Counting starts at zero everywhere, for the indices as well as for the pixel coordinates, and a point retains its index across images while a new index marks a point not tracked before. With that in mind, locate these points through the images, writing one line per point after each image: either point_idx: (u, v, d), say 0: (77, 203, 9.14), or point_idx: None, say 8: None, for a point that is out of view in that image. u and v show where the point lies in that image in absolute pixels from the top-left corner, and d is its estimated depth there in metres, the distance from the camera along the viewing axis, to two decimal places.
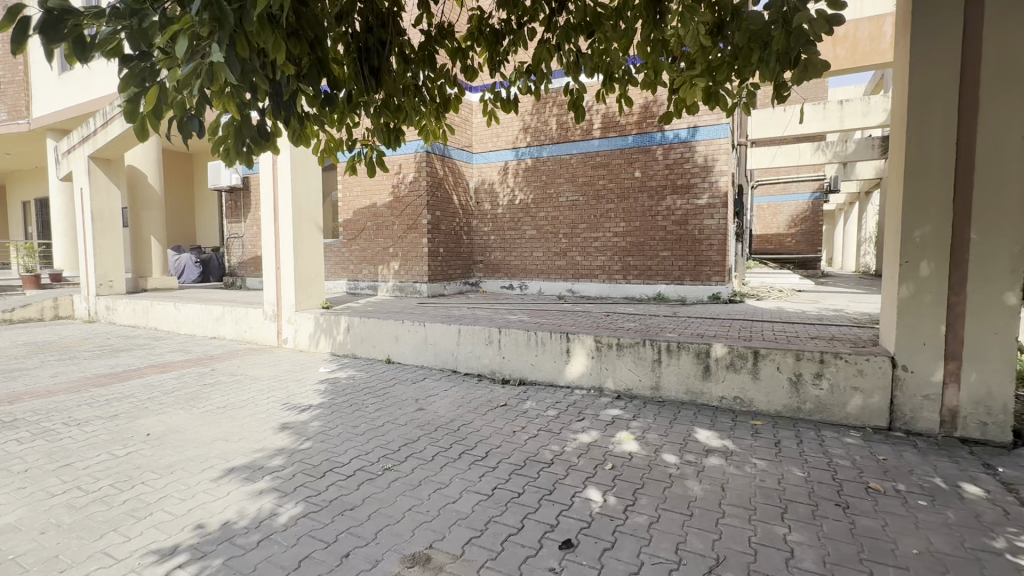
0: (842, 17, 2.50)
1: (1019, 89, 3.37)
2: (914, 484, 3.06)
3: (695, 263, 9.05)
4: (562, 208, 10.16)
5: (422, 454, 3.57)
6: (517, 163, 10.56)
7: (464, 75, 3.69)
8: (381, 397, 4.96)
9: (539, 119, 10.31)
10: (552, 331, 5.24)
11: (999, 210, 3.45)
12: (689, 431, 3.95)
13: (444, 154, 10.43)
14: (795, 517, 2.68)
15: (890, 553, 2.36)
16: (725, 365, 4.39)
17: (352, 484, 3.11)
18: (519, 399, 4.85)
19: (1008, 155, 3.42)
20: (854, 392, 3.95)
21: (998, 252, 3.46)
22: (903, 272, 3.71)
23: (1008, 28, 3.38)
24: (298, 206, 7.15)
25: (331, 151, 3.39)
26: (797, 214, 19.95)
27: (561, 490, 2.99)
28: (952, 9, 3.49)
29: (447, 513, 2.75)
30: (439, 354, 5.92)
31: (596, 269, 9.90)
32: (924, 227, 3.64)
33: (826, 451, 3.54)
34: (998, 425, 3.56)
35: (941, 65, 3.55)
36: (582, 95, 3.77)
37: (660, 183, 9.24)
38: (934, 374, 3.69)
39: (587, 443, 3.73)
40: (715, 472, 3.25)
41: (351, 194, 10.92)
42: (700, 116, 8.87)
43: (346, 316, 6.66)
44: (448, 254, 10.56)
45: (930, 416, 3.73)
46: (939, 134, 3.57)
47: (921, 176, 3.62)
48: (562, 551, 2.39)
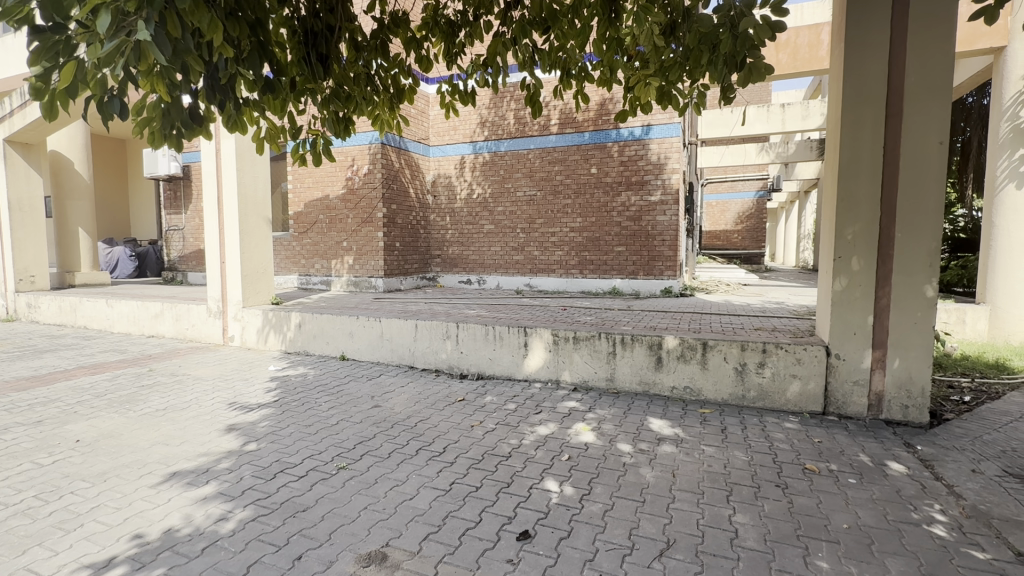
0: (785, 24, 2.63)
1: (938, 98, 3.66)
2: (845, 463, 3.29)
3: (648, 258, 9.33)
4: (520, 202, 10.20)
5: (378, 452, 3.50)
6: (475, 157, 10.51)
7: (420, 66, 3.61)
8: (335, 395, 4.83)
9: (497, 113, 10.27)
10: (510, 325, 5.25)
11: (918, 209, 3.74)
12: (642, 421, 4.08)
13: (399, 146, 10.20)
14: (739, 499, 2.83)
15: (824, 529, 2.53)
16: (676, 356, 4.55)
17: (305, 485, 3.02)
18: (478, 393, 4.85)
19: (927, 158, 3.71)
20: (793, 378, 4.20)
21: (919, 247, 3.75)
22: (836, 268, 3.97)
23: (931, 40, 3.64)
24: (244, 197, 6.81)
25: (273, 139, 3.16)
26: (743, 212, 20.95)
27: (518, 482, 3.02)
28: (880, 21, 3.75)
29: (404, 510, 2.72)
30: (396, 349, 5.83)
31: (555, 264, 10.00)
32: (854, 225, 3.90)
33: (768, 436, 3.75)
34: (917, 407, 3.88)
35: (871, 74, 3.80)
36: (539, 91, 3.75)
37: (616, 179, 9.44)
38: (863, 361, 3.98)
39: (544, 436, 3.77)
40: (667, 459, 3.38)
41: (302, 185, 10.53)
42: (653, 115, 9.11)
43: (297, 312, 6.42)
44: (405, 248, 10.39)
45: (859, 400, 4.02)
46: (868, 138, 3.84)
47: (851, 176, 3.88)
48: (519, 542, 2.42)
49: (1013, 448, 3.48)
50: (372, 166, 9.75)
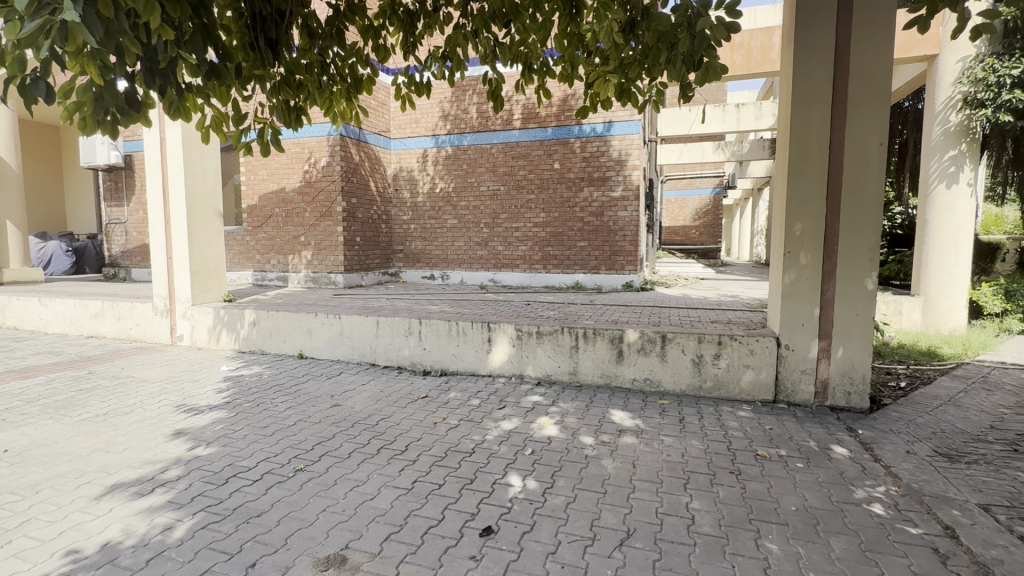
0: (739, 25, 2.70)
1: (878, 100, 3.87)
2: (794, 449, 3.46)
3: (609, 253, 9.49)
4: (483, 197, 10.14)
5: (338, 452, 3.42)
6: (437, 151, 10.37)
7: (378, 56, 3.51)
8: (292, 395, 4.67)
9: (459, 107, 10.16)
10: (473, 320, 5.22)
11: (860, 206, 3.95)
12: (604, 413, 4.15)
13: (359, 138, 9.93)
14: (696, 486, 2.93)
15: (774, 512, 2.65)
16: (636, 349, 4.65)
17: (259, 489, 2.90)
18: (441, 390, 4.81)
19: (867, 158, 3.92)
20: (747, 368, 4.36)
21: (860, 242, 3.96)
22: (786, 262, 4.13)
23: (872, 45, 3.84)
24: (192, 189, 6.46)
25: (218, 128, 2.98)
26: (701, 208, 21.66)
27: (482, 478, 3.01)
28: (826, 26, 3.92)
29: (364, 511, 2.66)
30: (356, 347, 5.70)
31: (518, 259, 10.02)
32: (803, 221, 4.07)
33: (723, 424, 3.89)
34: (858, 393, 4.12)
35: (818, 76, 3.97)
36: (500, 85, 3.71)
37: (578, 175, 9.53)
38: (810, 351, 4.18)
39: (508, 431, 3.78)
40: (627, 450, 3.45)
41: (256, 177, 10.11)
42: (614, 112, 9.22)
43: (251, 309, 6.17)
44: (366, 243, 10.16)
45: (807, 388, 4.23)
46: (815, 137, 4.01)
47: (799, 174, 4.05)
48: (482, 539, 2.41)
49: (942, 429, 3.75)
50: (331, 158, 9.46)
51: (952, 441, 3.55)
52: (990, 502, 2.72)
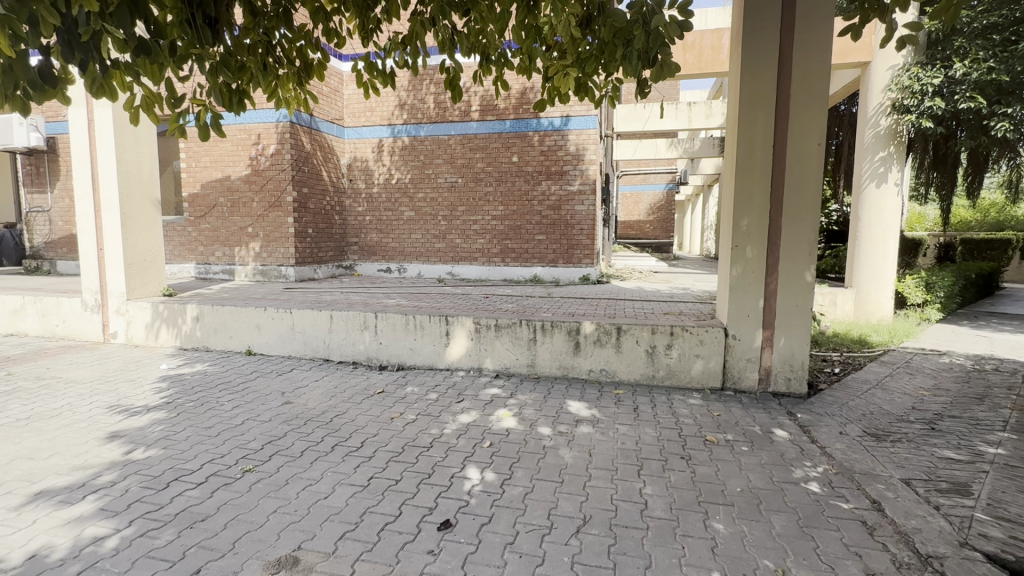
0: (691, 25, 2.76)
1: (817, 102, 4.08)
2: (739, 433, 3.64)
3: (567, 246, 9.60)
4: (441, 189, 10.01)
5: (289, 451, 3.30)
6: (393, 141, 10.14)
7: (329, 40, 3.38)
8: (240, 393, 4.47)
9: (416, 96, 9.96)
10: (431, 313, 5.15)
11: (801, 203, 4.17)
12: (561, 404, 4.21)
13: (311, 125, 9.55)
14: (649, 472, 3.03)
15: (721, 494, 2.78)
16: (593, 341, 4.74)
17: (204, 492, 2.76)
18: (398, 384, 4.73)
19: (808, 157, 4.14)
20: (697, 358, 4.54)
21: (801, 237, 4.19)
22: (734, 256, 4.32)
23: (813, 50, 4.04)
24: (124, 176, 6.02)
25: (149, 109, 2.75)
26: (655, 203, 22.32)
27: (440, 472, 2.99)
28: (771, 29, 4.08)
29: (317, 510, 2.59)
30: (309, 342, 5.51)
31: (477, 252, 9.98)
32: (749, 216, 4.26)
33: (675, 412, 4.03)
34: (798, 379, 4.37)
35: (763, 77, 4.14)
36: (457, 74, 3.65)
37: (536, 168, 9.56)
38: (755, 340, 4.40)
39: (466, 424, 3.77)
40: (584, 439, 3.52)
41: (198, 164, 9.54)
42: (572, 106, 9.30)
43: (193, 304, 5.84)
44: (318, 235, 9.82)
45: (752, 376, 4.45)
46: (760, 137, 4.20)
47: (746, 171, 4.23)
48: (440, 532, 2.40)
49: (871, 411, 4.04)
50: (280, 146, 9.06)
51: (879, 422, 3.83)
52: (911, 476, 2.96)
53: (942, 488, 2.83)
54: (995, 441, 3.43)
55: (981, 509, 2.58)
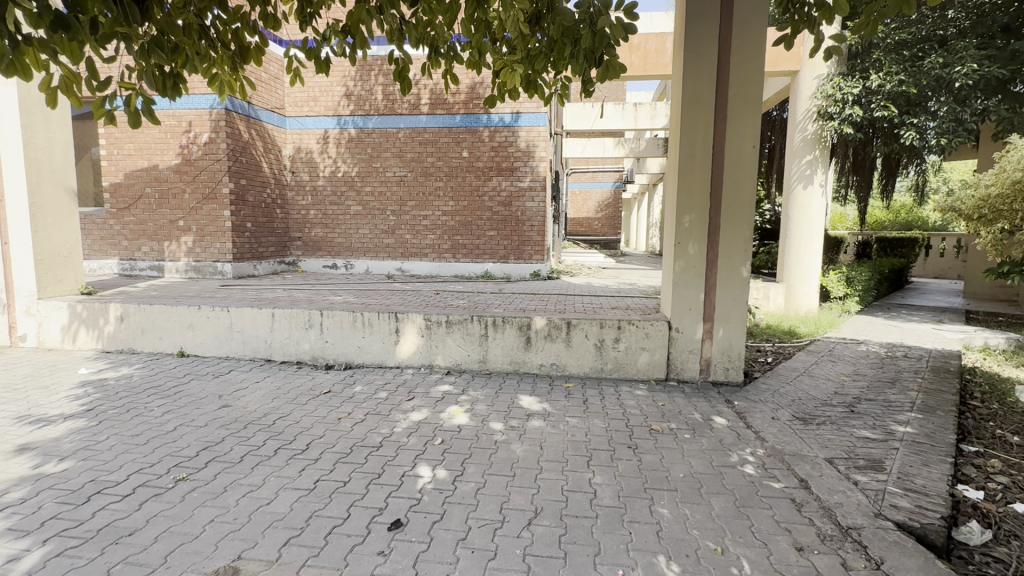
0: (636, 27, 2.84)
1: (752, 107, 4.32)
2: (682, 422, 3.80)
3: (518, 243, 9.66)
4: (389, 183, 9.78)
5: (228, 456, 3.13)
6: (339, 132, 9.79)
7: (268, 24, 3.20)
8: (171, 397, 4.18)
9: (364, 87, 9.66)
10: (380, 311, 5.03)
11: (738, 202, 4.41)
12: (513, 399, 4.24)
13: (249, 113, 9.03)
14: (598, 462, 3.11)
15: (665, 480, 2.90)
16: (543, 336, 4.80)
17: (130, 505, 2.57)
18: (346, 384, 4.59)
19: (743, 158, 4.37)
20: (643, 350, 4.70)
21: (738, 234, 4.42)
22: (677, 252, 4.51)
23: (747, 57, 4.27)
24: (33, 164, 5.46)
25: (69, 91, 2.49)
26: (603, 201, 22.89)
27: (390, 471, 2.94)
28: (710, 35, 4.27)
29: (259, 517, 2.47)
30: (249, 342, 5.24)
31: (427, 248, 9.83)
32: (690, 214, 4.45)
33: (622, 404, 4.16)
34: (735, 368, 4.62)
35: (703, 80, 4.32)
36: (407, 66, 3.57)
37: (486, 164, 9.53)
38: (696, 333, 4.61)
39: (417, 422, 3.72)
40: (535, 433, 3.57)
41: (120, 152, 8.81)
42: (522, 103, 9.34)
43: (116, 303, 5.40)
44: (258, 230, 9.34)
45: (693, 366, 4.66)
46: (701, 138, 4.39)
47: (688, 171, 4.41)
48: (390, 532, 2.36)
49: (799, 397, 4.35)
50: (215, 134, 8.52)
51: (806, 406, 4.13)
52: (834, 456, 3.22)
53: (859, 464, 3.09)
54: (903, 420, 3.78)
55: (893, 482, 2.84)
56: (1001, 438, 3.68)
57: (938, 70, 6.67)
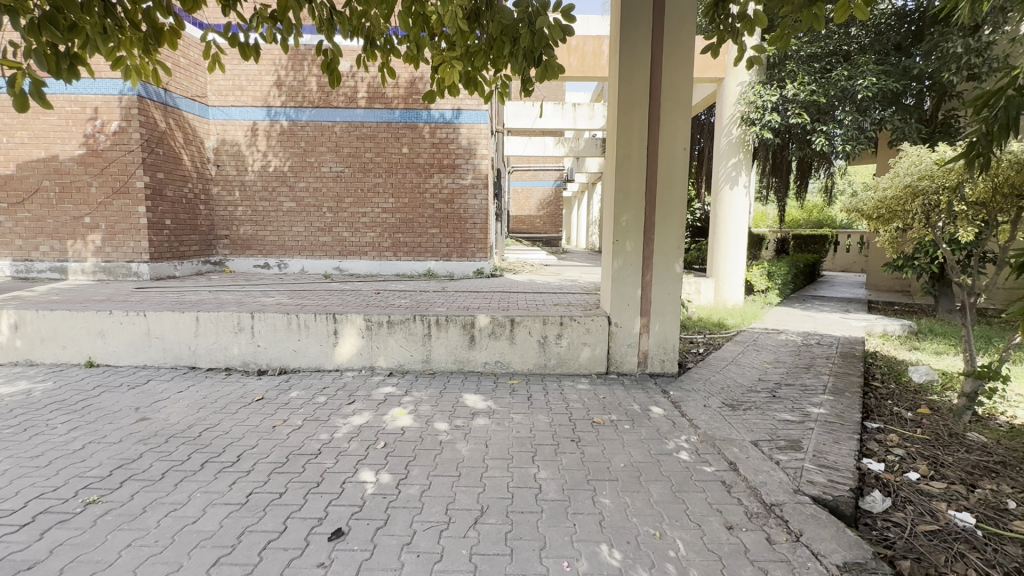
0: (573, 30, 2.89)
1: (682, 110, 4.53)
2: (621, 413, 3.94)
3: (460, 240, 9.60)
4: (325, 178, 9.38)
5: (147, 474, 2.88)
6: (269, 124, 9.28)
7: (185, 5, 2.95)
8: (78, 412, 3.79)
9: (296, 77, 9.21)
10: (317, 312, 4.82)
11: (671, 202, 4.62)
12: (457, 398, 4.21)
13: (165, 101, 8.33)
14: (543, 457, 3.16)
15: (607, 470, 3.00)
16: (487, 334, 4.80)
17: (30, 535, 2.30)
18: (281, 389, 4.37)
19: (675, 159, 4.58)
20: (584, 345, 4.82)
21: (671, 231, 4.64)
22: (615, 249, 4.66)
23: (678, 63, 4.47)
24: None
25: None
26: (545, 199, 23.26)
27: (330, 479, 2.83)
28: (643, 41, 4.44)
29: (185, 537, 2.30)
30: (170, 349, 4.85)
31: (366, 246, 9.54)
32: (627, 213, 4.62)
33: (565, 398, 4.25)
34: (669, 360, 4.85)
35: (637, 84, 4.48)
36: (337, 58, 3.42)
37: (427, 161, 9.38)
38: (634, 327, 4.79)
39: (358, 426, 3.60)
40: (480, 431, 3.56)
41: (11, 140, 7.85)
42: (462, 100, 9.27)
43: (9, 310, 4.81)
44: (178, 227, 8.65)
45: (632, 359, 4.84)
46: (636, 140, 4.55)
47: (624, 171, 4.56)
48: (331, 543, 2.27)
49: (728, 385, 4.64)
50: (126, 123, 7.79)
51: (733, 393, 4.41)
52: (758, 438, 3.46)
53: (780, 445, 3.35)
54: (818, 402, 4.13)
55: (810, 459, 3.10)
56: (897, 414, 4.12)
57: (844, 82, 7.35)
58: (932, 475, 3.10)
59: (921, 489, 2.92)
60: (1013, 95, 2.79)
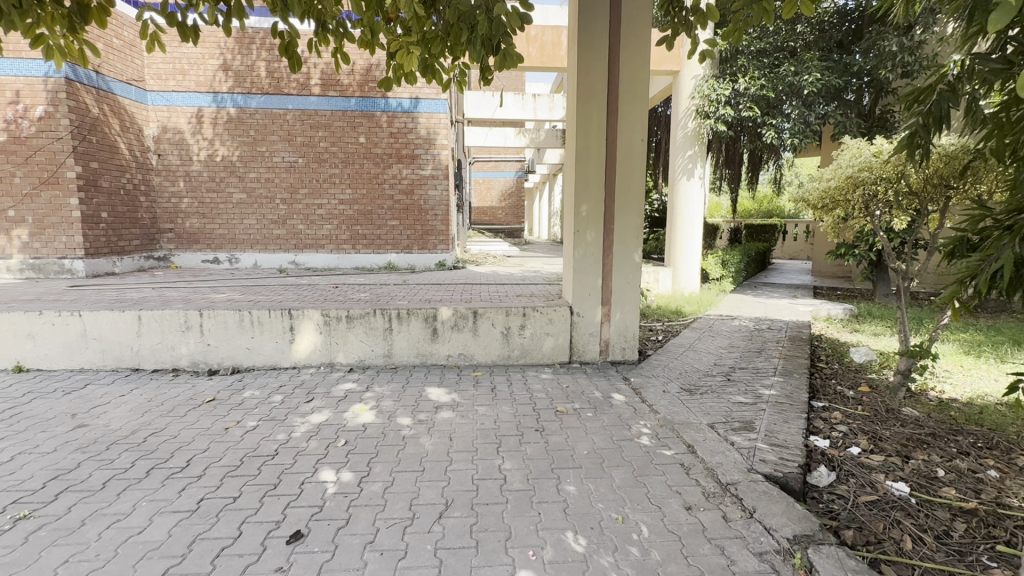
0: (531, 18, 2.85)
1: (640, 102, 4.59)
2: (584, 401, 4.00)
3: (421, 232, 9.45)
4: (278, 169, 9.00)
5: (87, 484, 2.69)
6: (215, 111, 8.80)
7: None
8: (6, 421, 3.50)
9: (243, 62, 8.76)
10: (271, 308, 4.64)
11: (630, 192, 4.69)
12: (420, 392, 4.16)
13: (98, 85, 7.74)
14: (507, 448, 3.16)
15: (571, 458, 3.04)
16: (450, 326, 4.75)
17: None
18: (234, 389, 4.18)
19: (634, 151, 4.65)
20: (547, 335, 4.85)
21: (631, 221, 4.72)
22: (576, 240, 4.70)
23: (635, 54, 4.53)
24: None
25: None
26: (506, 190, 23.22)
27: (288, 480, 2.73)
28: (601, 32, 4.45)
29: (129, 549, 2.17)
30: (110, 350, 4.55)
31: (323, 238, 9.24)
32: (588, 203, 4.65)
33: (529, 388, 4.27)
34: (630, 348, 4.95)
35: (596, 75, 4.50)
36: (295, 40, 3.24)
37: (385, 151, 9.14)
38: (596, 316, 4.85)
39: (317, 424, 3.50)
40: (444, 424, 3.53)
41: None
42: (421, 89, 9.08)
43: None
44: (117, 220, 8.10)
45: (594, 348, 4.92)
46: (595, 131, 4.59)
47: (584, 162, 4.59)
48: (290, 546, 2.19)
49: (685, 370, 4.79)
50: (52, 108, 7.19)
51: (691, 378, 4.56)
52: (714, 421, 3.59)
53: (734, 426, 3.49)
54: (769, 384, 4.33)
55: (761, 439, 3.24)
56: (841, 393, 4.38)
57: (791, 77, 7.70)
58: (872, 448, 3.31)
59: (862, 462, 3.11)
60: (942, 90, 2.96)
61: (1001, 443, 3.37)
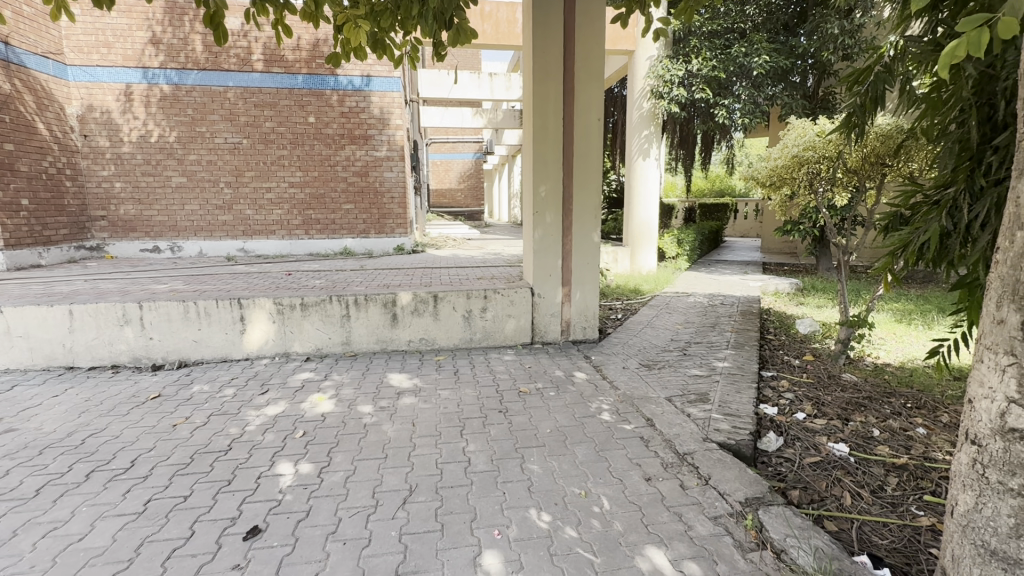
0: None
1: (596, 81, 4.58)
2: (547, 380, 4.05)
3: (378, 216, 9.21)
4: (221, 151, 8.50)
5: (17, 493, 2.50)
6: (147, 89, 8.19)
7: None
8: None
9: (175, 35, 8.13)
10: (219, 298, 4.41)
11: (588, 173, 4.71)
12: (381, 378, 4.09)
13: (8, 57, 6.90)
14: (471, 431, 3.16)
15: (534, 437, 3.07)
16: (410, 311, 4.67)
17: None
18: (182, 384, 3.98)
19: (591, 131, 4.66)
20: (509, 317, 4.85)
21: (589, 201, 4.74)
22: (535, 221, 4.69)
23: (590, 33, 4.50)
24: None
25: None
26: (465, 171, 22.86)
27: (243, 475, 2.63)
28: (556, 9, 4.38)
29: (69, 557, 2.04)
30: (39, 349, 4.21)
31: (273, 224, 8.85)
32: (546, 184, 4.64)
33: (492, 370, 4.28)
34: (590, 327, 5.03)
35: (551, 54, 4.45)
36: (222, 10, 3.01)
37: (337, 131, 8.78)
38: (556, 296, 4.88)
39: (273, 416, 3.38)
40: (407, 410, 3.49)
41: None
42: (372, 66, 8.73)
43: None
44: (40, 208, 7.43)
45: (555, 328, 4.96)
46: (552, 111, 4.55)
47: (541, 143, 4.56)
48: (246, 542, 2.12)
49: (643, 346, 4.92)
50: None
51: (649, 354, 4.69)
52: (672, 394, 3.71)
53: (690, 398, 3.62)
54: (722, 357, 4.51)
55: (716, 409, 3.38)
56: (788, 362, 4.62)
57: (741, 58, 7.86)
58: (815, 413, 3.51)
59: (806, 427, 3.30)
60: (879, 71, 3.06)
61: (927, 403, 3.66)
